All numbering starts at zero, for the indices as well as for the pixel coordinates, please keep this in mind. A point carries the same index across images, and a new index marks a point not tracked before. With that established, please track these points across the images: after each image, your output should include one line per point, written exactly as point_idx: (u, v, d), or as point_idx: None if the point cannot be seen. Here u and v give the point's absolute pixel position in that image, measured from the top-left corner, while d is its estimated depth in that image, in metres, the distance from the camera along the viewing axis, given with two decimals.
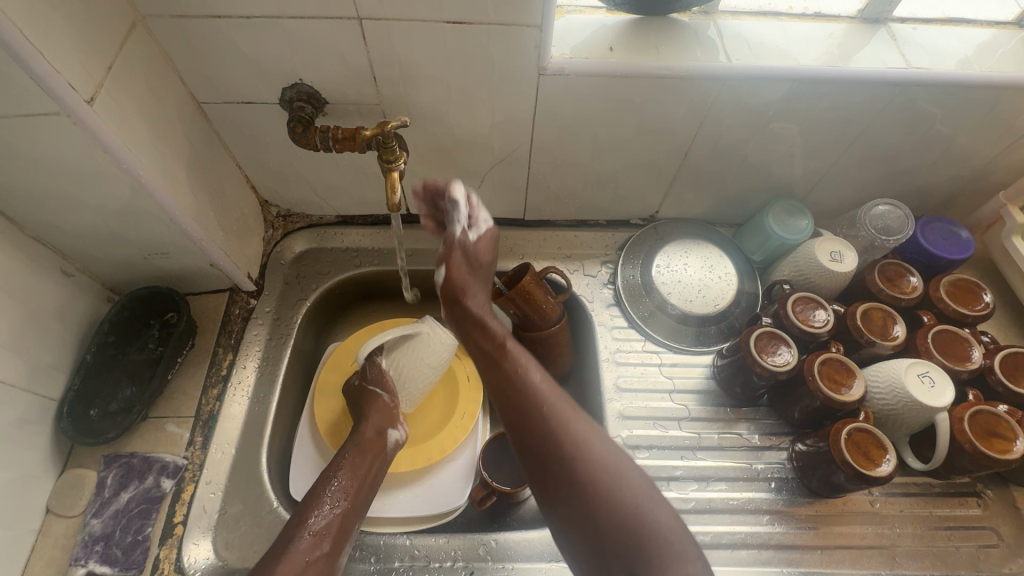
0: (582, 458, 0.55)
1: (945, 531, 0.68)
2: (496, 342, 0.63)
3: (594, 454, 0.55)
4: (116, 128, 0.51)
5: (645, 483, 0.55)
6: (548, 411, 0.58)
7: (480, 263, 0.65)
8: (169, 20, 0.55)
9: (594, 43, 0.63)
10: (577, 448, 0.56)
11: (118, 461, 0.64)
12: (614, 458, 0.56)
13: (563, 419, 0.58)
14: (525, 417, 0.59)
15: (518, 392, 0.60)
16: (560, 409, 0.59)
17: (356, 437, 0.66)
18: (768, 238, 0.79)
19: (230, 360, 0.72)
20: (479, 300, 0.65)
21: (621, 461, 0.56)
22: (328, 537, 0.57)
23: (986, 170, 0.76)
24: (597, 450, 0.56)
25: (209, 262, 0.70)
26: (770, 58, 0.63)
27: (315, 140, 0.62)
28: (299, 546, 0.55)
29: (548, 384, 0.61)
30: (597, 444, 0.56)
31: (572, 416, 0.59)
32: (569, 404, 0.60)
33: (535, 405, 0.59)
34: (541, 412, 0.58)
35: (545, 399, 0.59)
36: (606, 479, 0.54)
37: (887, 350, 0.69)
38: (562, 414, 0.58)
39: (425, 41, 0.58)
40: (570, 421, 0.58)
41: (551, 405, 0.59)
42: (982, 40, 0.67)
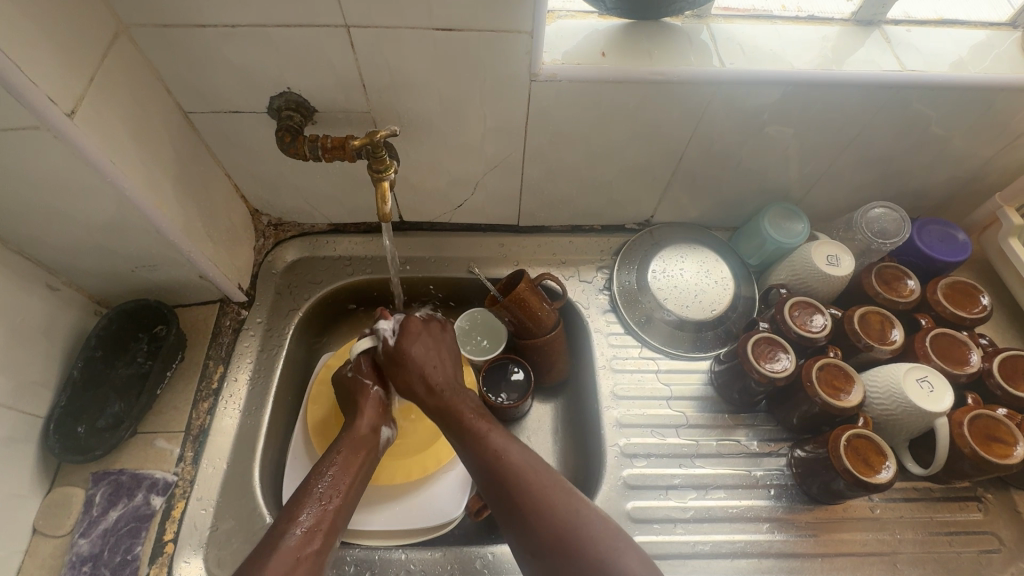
0: (550, 526, 0.54)
1: (946, 537, 0.67)
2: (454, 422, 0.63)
3: (563, 517, 0.54)
4: (98, 140, 0.50)
5: (621, 544, 0.53)
6: (511, 481, 0.57)
7: (428, 351, 0.68)
8: (153, 30, 0.53)
9: (586, 48, 0.62)
10: (543, 515, 0.55)
11: (106, 478, 0.62)
12: (584, 519, 0.54)
13: (530, 487, 0.57)
14: (492, 488, 0.58)
15: (482, 463, 0.60)
16: (527, 474, 0.58)
17: (350, 432, 0.65)
18: (763, 242, 0.78)
19: (221, 372, 0.71)
20: (432, 380, 0.66)
21: (592, 522, 0.54)
22: (320, 533, 0.55)
23: (981, 171, 0.75)
24: (564, 514, 0.54)
25: (199, 273, 0.69)
26: (763, 62, 0.62)
27: (304, 150, 0.61)
28: (289, 541, 0.53)
29: (515, 450, 0.60)
30: (565, 507, 0.55)
31: (542, 480, 0.57)
32: (537, 468, 0.59)
33: (499, 476, 0.58)
34: (506, 482, 0.57)
35: (510, 467, 0.58)
36: (575, 544, 0.53)
37: (886, 354, 0.68)
38: (528, 481, 0.57)
39: (414, 49, 0.57)
40: (538, 487, 0.56)
41: (517, 473, 0.58)
42: (977, 42, 0.66)
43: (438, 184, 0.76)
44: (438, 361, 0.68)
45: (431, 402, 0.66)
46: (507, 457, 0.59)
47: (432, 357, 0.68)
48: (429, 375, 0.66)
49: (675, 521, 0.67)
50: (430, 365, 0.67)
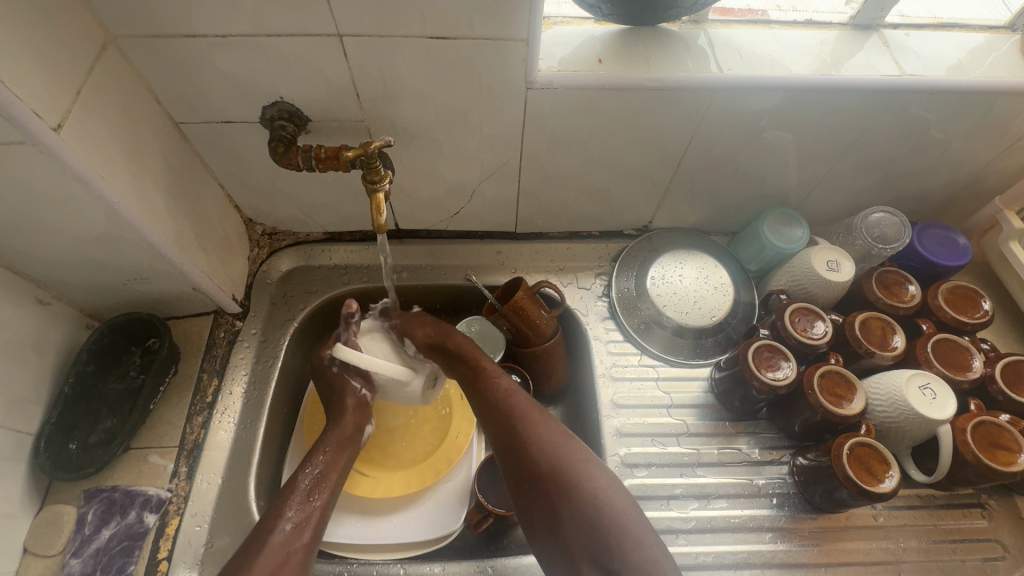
0: (549, 459, 0.55)
1: (950, 544, 0.67)
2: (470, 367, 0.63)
3: (562, 457, 0.55)
4: (86, 153, 0.49)
5: (614, 484, 0.54)
6: (516, 419, 0.58)
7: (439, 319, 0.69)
8: (142, 40, 0.53)
9: (583, 55, 0.61)
10: (544, 450, 0.56)
11: (99, 495, 0.62)
12: (582, 460, 0.55)
13: (533, 427, 0.58)
14: (499, 424, 0.59)
15: (490, 404, 0.61)
16: (532, 417, 0.58)
17: (334, 429, 0.65)
18: (763, 248, 0.78)
19: (215, 386, 0.70)
20: (450, 330, 0.67)
21: (588, 463, 0.55)
22: (309, 528, 0.56)
23: (981, 174, 0.75)
24: (564, 452, 0.56)
25: (192, 285, 0.68)
26: (761, 67, 0.62)
27: (297, 160, 0.60)
28: (279, 536, 0.53)
29: (523, 394, 0.61)
30: (564, 446, 0.56)
31: (545, 423, 0.58)
32: (540, 413, 0.59)
33: (506, 415, 0.59)
34: (512, 421, 0.58)
35: (516, 409, 0.59)
36: (570, 480, 0.54)
37: (887, 360, 0.68)
38: (531, 422, 0.58)
39: (408, 57, 0.56)
40: (541, 429, 0.57)
41: (522, 413, 0.59)
42: (976, 45, 0.66)
43: (434, 192, 0.75)
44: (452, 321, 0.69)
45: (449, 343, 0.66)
46: (515, 398, 0.60)
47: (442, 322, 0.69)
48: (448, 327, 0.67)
49: (677, 532, 0.67)
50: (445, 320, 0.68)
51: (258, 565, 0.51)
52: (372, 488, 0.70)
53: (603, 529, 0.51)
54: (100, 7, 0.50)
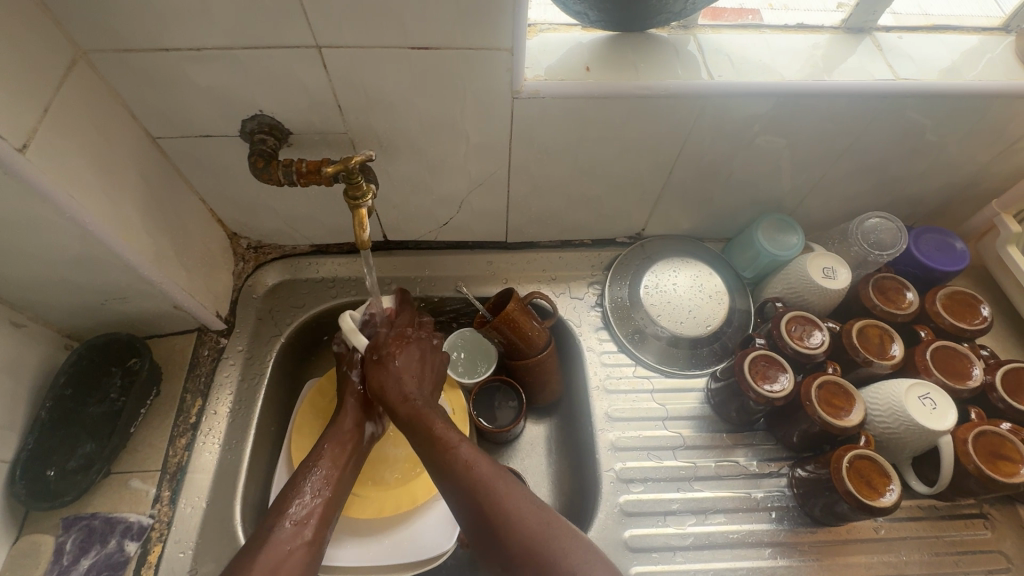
0: (521, 537, 0.52)
1: (953, 557, 0.66)
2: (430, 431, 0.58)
3: (534, 532, 0.52)
4: (54, 175, 0.47)
5: (590, 556, 0.51)
6: (482, 493, 0.54)
7: (407, 362, 0.63)
8: (114, 55, 0.51)
9: (570, 63, 0.60)
10: (513, 527, 0.52)
11: (78, 523, 0.60)
12: (555, 534, 0.52)
13: (500, 501, 0.54)
14: (462, 500, 0.55)
15: (451, 478, 0.56)
16: (498, 488, 0.55)
17: (336, 426, 0.64)
18: (758, 255, 0.77)
19: (199, 407, 0.69)
20: (403, 392, 0.61)
21: (561, 535, 0.52)
22: (311, 525, 0.56)
23: (978, 177, 0.74)
24: (536, 525, 0.53)
25: (172, 303, 0.66)
26: (752, 73, 0.60)
27: (278, 175, 0.59)
28: (280, 536, 0.54)
29: (485, 460, 0.57)
30: (534, 519, 0.53)
31: (512, 495, 0.54)
32: (506, 481, 0.55)
33: (470, 489, 0.55)
34: (477, 496, 0.54)
35: (480, 481, 0.55)
36: (544, 557, 0.51)
37: (886, 369, 0.66)
38: (498, 495, 0.54)
39: (390, 68, 0.54)
40: (508, 501, 0.54)
41: (487, 486, 0.55)
42: (970, 47, 0.65)
43: (422, 203, 0.73)
44: (412, 370, 0.63)
45: (402, 410, 0.61)
46: (477, 469, 0.56)
47: (407, 362, 0.63)
48: (401, 387, 0.62)
49: (674, 549, 0.65)
50: (404, 372, 0.63)
51: (258, 565, 0.51)
52: (362, 507, 0.68)
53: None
54: (68, 21, 0.48)
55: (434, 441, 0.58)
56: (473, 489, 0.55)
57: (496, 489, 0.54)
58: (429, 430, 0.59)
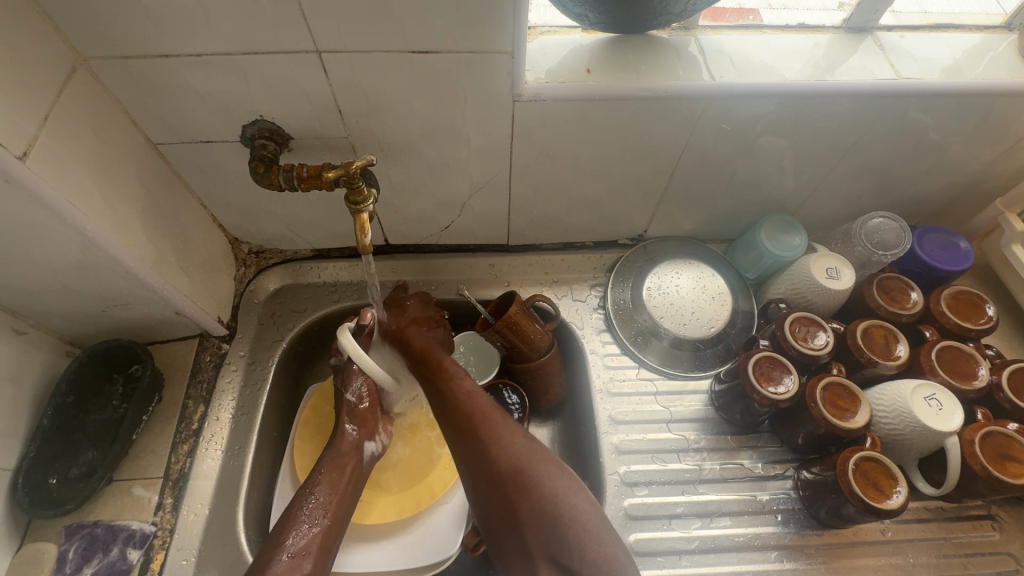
0: (509, 460, 0.54)
1: (961, 559, 0.65)
2: (437, 364, 0.60)
3: (520, 455, 0.54)
4: (54, 182, 0.47)
5: (575, 487, 0.54)
6: (478, 418, 0.56)
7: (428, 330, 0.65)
8: (114, 62, 0.51)
9: (571, 65, 0.60)
10: (501, 448, 0.55)
11: (80, 532, 0.60)
12: (541, 458, 0.55)
13: (492, 428, 0.56)
14: (457, 419, 0.57)
15: (450, 400, 0.58)
16: (491, 417, 0.57)
17: (333, 450, 0.63)
18: (761, 255, 0.76)
19: (201, 413, 0.68)
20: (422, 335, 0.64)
21: (546, 461, 0.55)
22: (310, 556, 0.54)
23: (981, 176, 0.73)
24: (526, 450, 0.55)
25: (174, 310, 0.66)
26: (754, 74, 0.60)
27: (278, 180, 0.58)
28: (277, 567, 0.52)
29: (484, 394, 0.59)
30: (522, 445, 0.55)
31: (504, 422, 0.57)
32: (503, 413, 0.57)
33: (467, 414, 0.57)
34: (471, 419, 0.57)
35: (475, 407, 0.57)
36: (531, 480, 0.53)
37: (891, 370, 0.66)
38: (494, 421, 0.56)
39: (390, 72, 0.54)
40: (500, 428, 0.56)
41: (482, 413, 0.57)
42: (973, 46, 0.64)
43: (423, 207, 0.73)
44: (432, 335, 0.65)
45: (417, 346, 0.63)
46: (477, 399, 0.58)
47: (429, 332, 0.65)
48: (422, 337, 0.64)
49: (679, 553, 0.65)
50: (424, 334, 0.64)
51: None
52: (365, 513, 0.68)
53: (559, 529, 0.51)
54: (67, 28, 0.48)
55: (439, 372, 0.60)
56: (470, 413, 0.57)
57: (492, 416, 0.57)
58: (436, 365, 0.60)
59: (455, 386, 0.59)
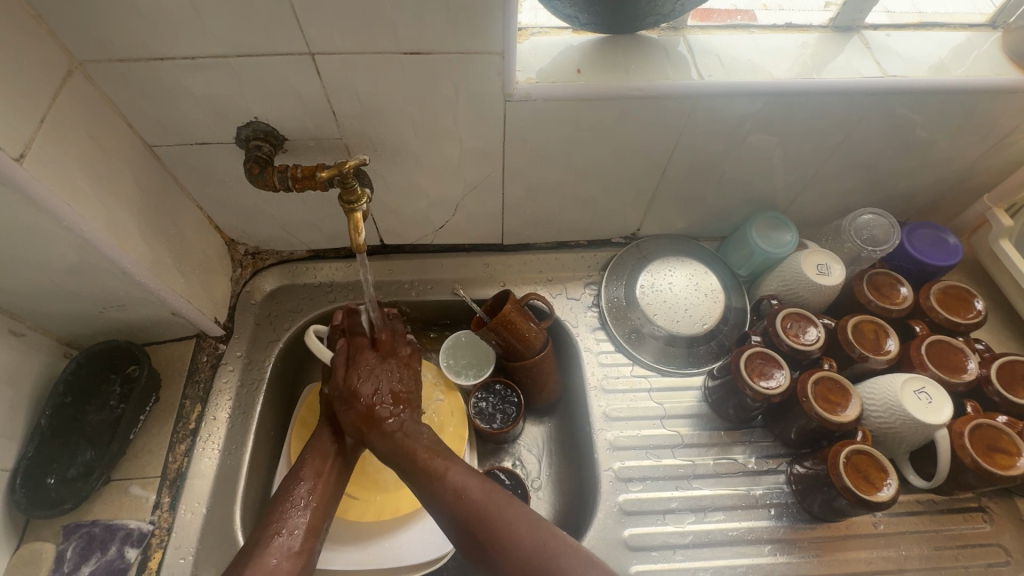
0: (513, 559, 0.50)
1: (953, 551, 0.66)
2: (414, 461, 0.59)
3: (527, 552, 0.50)
4: (50, 183, 0.48)
5: (592, 570, 0.49)
6: (471, 520, 0.53)
7: (370, 380, 0.64)
8: (109, 65, 0.52)
9: (561, 66, 0.61)
10: (506, 552, 0.51)
11: (78, 531, 0.60)
12: (551, 551, 0.50)
13: (490, 525, 0.52)
14: (457, 528, 0.54)
15: (442, 503, 0.55)
16: (486, 510, 0.53)
17: (314, 439, 0.64)
18: (752, 253, 0.77)
19: (198, 413, 0.69)
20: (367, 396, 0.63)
21: (555, 553, 0.50)
22: (297, 536, 0.55)
23: (969, 172, 0.74)
24: (529, 542, 0.51)
25: (170, 311, 0.66)
26: (742, 73, 0.61)
27: (273, 180, 0.59)
28: (267, 549, 0.53)
29: (474, 485, 0.56)
30: (528, 539, 0.51)
31: (502, 516, 0.53)
32: (496, 500, 0.54)
33: (460, 516, 0.54)
34: (468, 520, 0.53)
35: (467, 506, 0.54)
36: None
37: (882, 364, 0.67)
38: (488, 515, 0.53)
39: (382, 73, 0.55)
40: (498, 522, 0.52)
41: (477, 510, 0.54)
42: (957, 44, 0.65)
43: (418, 207, 0.74)
44: (382, 396, 0.64)
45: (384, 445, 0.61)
46: (465, 494, 0.55)
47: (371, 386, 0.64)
48: (377, 416, 0.63)
49: (674, 547, 0.65)
50: (373, 399, 0.63)
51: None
52: (362, 511, 0.68)
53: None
54: (63, 32, 0.49)
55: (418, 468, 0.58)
56: (464, 515, 0.54)
57: (486, 510, 0.53)
58: (414, 462, 0.59)
59: (443, 485, 0.56)
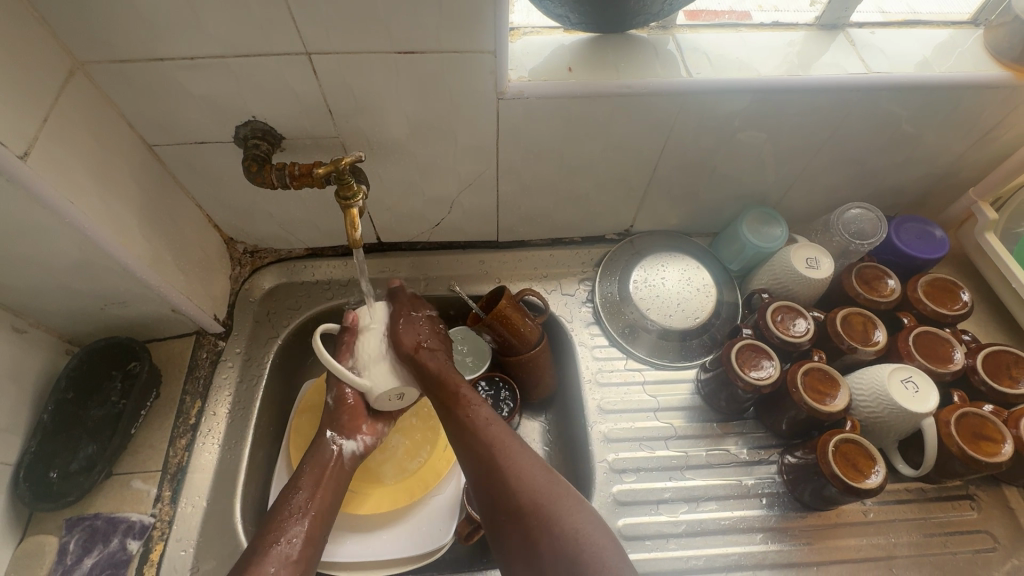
0: (527, 490, 0.54)
1: (941, 537, 0.67)
2: (450, 391, 0.63)
3: (539, 487, 0.54)
4: (53, 181, 0.49)
5: (593, 518, 0.53)
6: (496, 447, 0.57)
7: (427, 323, 0.68)
8: (110, 66, 0.53)
9: (553, 64, 0.62)
10: (523, 480, 0.55)
11: (81, 524, 0.61)
12: (561, 490, 0.55)
13: (512, 457, 0.57)
14: (477, 454, 0.58)
15: (469, 434, 0.60)
16: (510, 445, 0.58)
17: (314, 448, 0.65)
18: (743, 248, 0.78)
19: (199, 408, 0.70)
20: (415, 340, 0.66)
21: (565, 492, 0.54)
22: (296, 544, 0.57)
23: (954, 167, 0.76)
24: (543, 480, 0.55)
25: (170, 307, 0.67)
26: (730, 70, 0.62)
27: (271, 178, 0.60)
28: (265, 558, 0.55)
29: (500, 424, 0.61)
30: (542, 479, 0.55)
31: (524, 454, 0.57)
32: (518, 441, 0.59)
33: (485, 443, 0.58)
34: (491, 448, 0.57)
35: (494, 437, 0.58)
36: (550, 510, 0.53)
37: (870, 355, 0.68)
38: (510, 449, 0.57)
39: (377, 73, 0.56)
40: (519, 457, 0.57)
41: (502, 443, 0.58)
42: (941, 41, 0.67)
43: (414, 205, 0.75)
44: (434, 339, 0.67)
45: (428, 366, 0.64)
46: (493, 427, 0.60)
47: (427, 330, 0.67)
48: (429, 349, 0.66)
49: (667, 536, 0.66)
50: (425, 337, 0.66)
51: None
52: (361, 502, 0.70)
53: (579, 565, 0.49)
54: (65, 34, 0.50)
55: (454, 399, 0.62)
56: (489, 443, 0.58)
57: (508, 445, 0.58)
58: (451, 391, 0.63)
59: (472, 416, 0.61)
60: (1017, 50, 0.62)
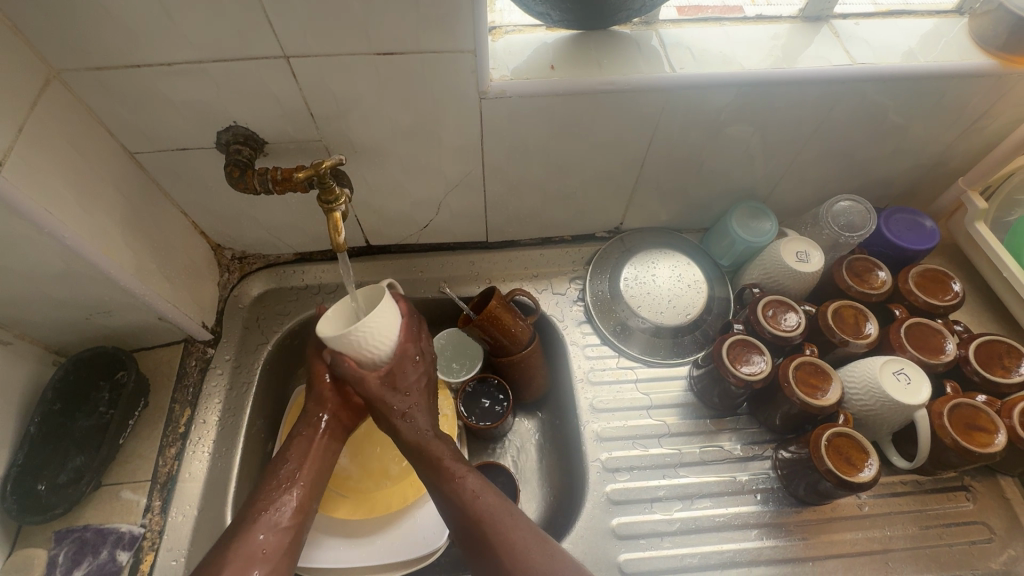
0: (525, 572, 0.54)
1: (937, 529, 0.67)
2: (434, 463, 0.60)
3: (537, 567, 0.54)
4: (29, 190, 0.48)
5: None
6: (486, 523, 0.56)
7: (411, 378, 0.60)
8: (86, 73, 0.52)
9: (535, 63, 0.61)
10: (519, 558, 0.54)
11: (70, 536, 0.61)
12: (561, 570, 0.54)
13: (503, 528, 0.56)
14: (465, 525, 0.57)
15: (455, 505, 0.58)
16: (502, 520, 0.56)
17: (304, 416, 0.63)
18: (732, 242, 0.78)
19: (188, 416, 0.70)
20: (404, 418, 0.60)
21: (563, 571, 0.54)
22: (285, 512, 0.57)
23: (943, 158, 0.75)
24: (542, 559, 0.54)
25: (157, 315, 0.67)
26: (713, 64, 0.62)
27: (253, 183, 0.60)
28: (256, 524, 0.55)
29: (491, 492, 0.59)
30: (540, 556, 0.55)
31: (517, 527, 0.56)
32: (511, 512, 0.58)
33: (475, 519, 0.57)
34: (482, 526, 0.56)
35: (485, 511, 0.57)
36: None
37: (862, 348, 0.67)
38: (502, 525, 0.56)
39: (357, 75, 0.56)
40: (512, 530, 0.56)
41: (492, 516, 0.57)
42: (925, 31, 0.66)
43: (400, 208, 0.74)
44: (415, 401, 0.61)
45: (405, 441, 0.61)
46: (483, 499, 0.57)
47: (411, 384, 0.61)
48: (408, 419, 0.60)
49: (661, 535, 0.66)
50: (409, 406, 0.61)
51: (231, 558, 0.52)
52: (353, 508, 0.69)
53: None
54: (39, 42, 0.49)
55: (438, 470, 0.59)
56: (479, 518, 0.56)
57: (502, 522, 0.56)
58: (436, 460, 0.60)
59: (463, 488, 0.58)
60: (1002, 38, 0.62)
